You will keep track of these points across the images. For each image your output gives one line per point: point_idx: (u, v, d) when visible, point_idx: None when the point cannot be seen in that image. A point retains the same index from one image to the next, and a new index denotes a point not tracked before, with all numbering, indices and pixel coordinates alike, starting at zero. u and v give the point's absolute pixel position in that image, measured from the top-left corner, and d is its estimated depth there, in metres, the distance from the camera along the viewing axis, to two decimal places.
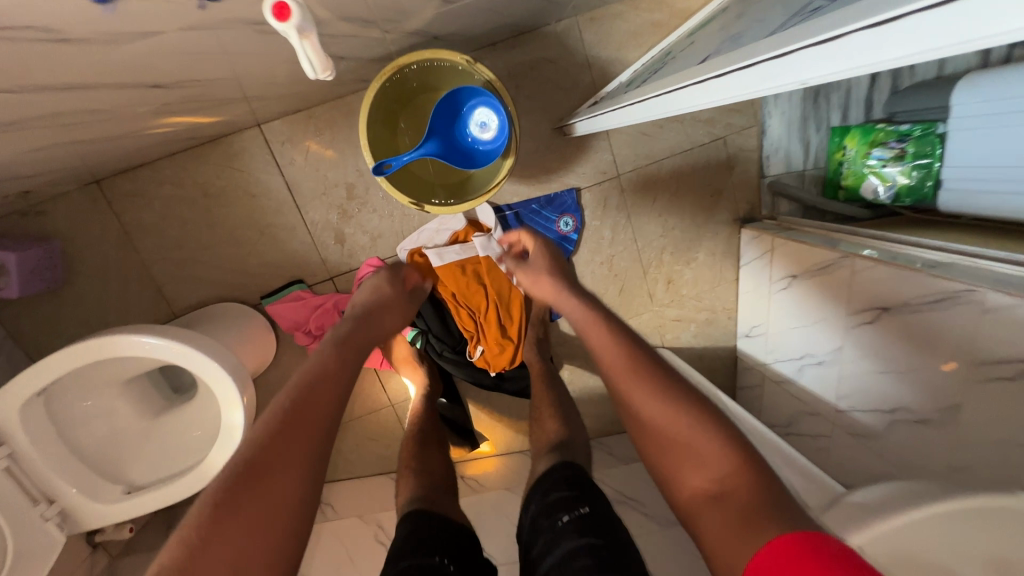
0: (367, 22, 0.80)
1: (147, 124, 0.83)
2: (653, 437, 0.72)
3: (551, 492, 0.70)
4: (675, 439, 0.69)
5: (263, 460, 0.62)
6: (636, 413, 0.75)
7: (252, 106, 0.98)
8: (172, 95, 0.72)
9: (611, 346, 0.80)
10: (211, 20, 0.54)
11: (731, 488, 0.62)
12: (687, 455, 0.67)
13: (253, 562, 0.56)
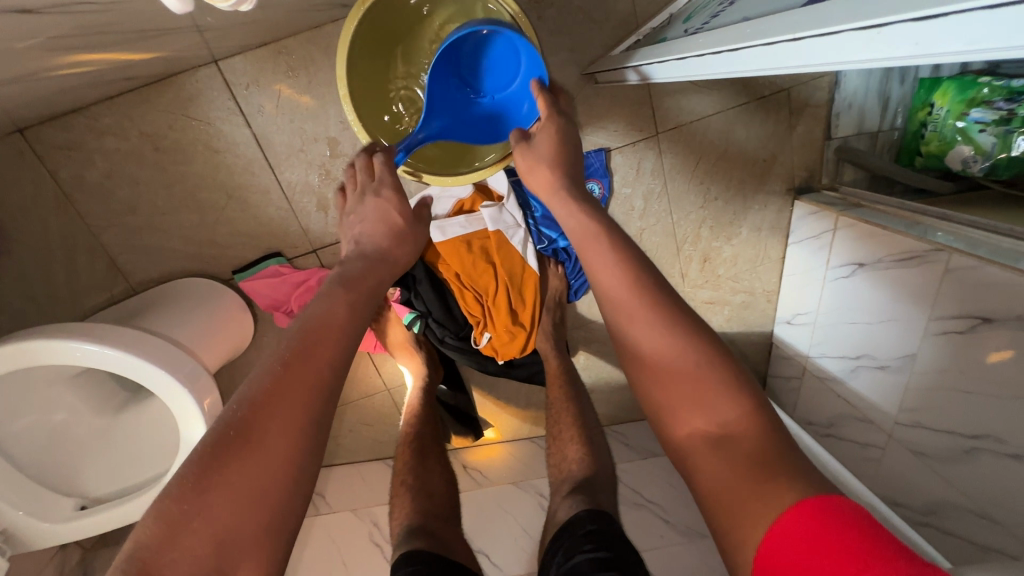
0: None
1: (49, 61, 0.62)
2: (663, 379, 0.47)
3: (573, 553, 0.55)
4: (676, 371, 0.47)
5: (264, 409, 0.43)
6: (630, 331, 0.50)
7: (199, 37, 0.76)
8: (60, 22, 0.51)
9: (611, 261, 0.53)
10: None
11: (743, 434, 0.43)
12: (692, 379, 0.46)
13: (250, 546, 0.39)
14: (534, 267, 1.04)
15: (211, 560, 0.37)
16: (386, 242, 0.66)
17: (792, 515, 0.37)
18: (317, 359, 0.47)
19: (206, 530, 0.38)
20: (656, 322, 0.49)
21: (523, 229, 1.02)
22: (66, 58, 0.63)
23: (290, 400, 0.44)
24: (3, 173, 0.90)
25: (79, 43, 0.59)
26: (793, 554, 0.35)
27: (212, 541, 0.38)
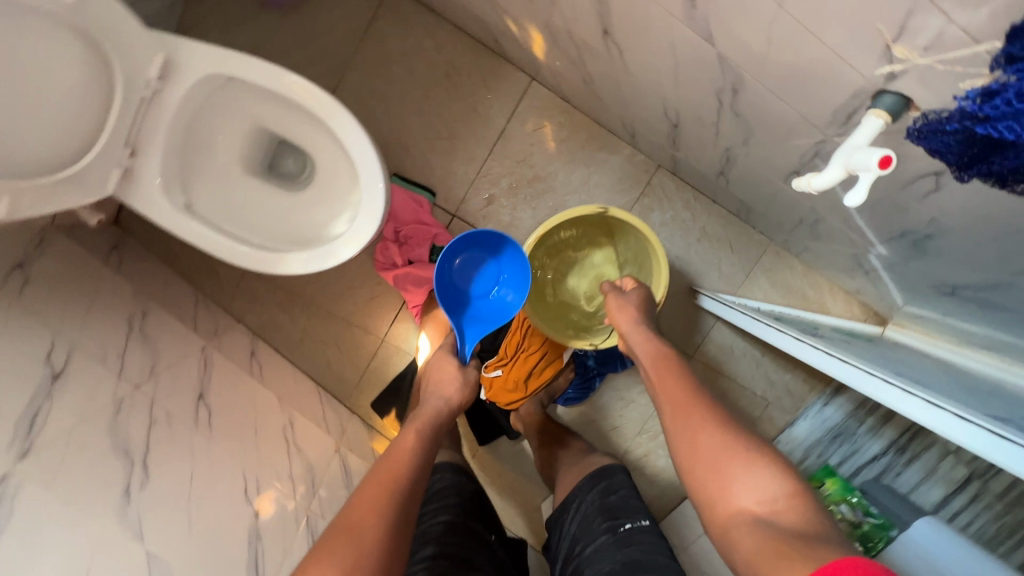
0: (675, 128, 0.92)
1: (500, 10, 0.89)
2: (711, 460, 0.61)
3: (608, 496, 0.82)
4: (721, 464, 0.60)
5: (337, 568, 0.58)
6: (686, 427, 0.67)
7: (554, 71, 1.06)
8: (558, 26, 0.80)
9: (677, 389, 0.73)
10: (688, 59, 0.64)
11: (787, 509, 0.53)
12: (738, 463, 0.59)
13: None
14: (563, 362, 1.25)
15: None
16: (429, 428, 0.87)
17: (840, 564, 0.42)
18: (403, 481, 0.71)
19: None
20: (709, 427, 0.65)
21: None
22: (506, 15, 0.89)
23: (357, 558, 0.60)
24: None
25: (531, 25, 0.86)
26: None
27: None
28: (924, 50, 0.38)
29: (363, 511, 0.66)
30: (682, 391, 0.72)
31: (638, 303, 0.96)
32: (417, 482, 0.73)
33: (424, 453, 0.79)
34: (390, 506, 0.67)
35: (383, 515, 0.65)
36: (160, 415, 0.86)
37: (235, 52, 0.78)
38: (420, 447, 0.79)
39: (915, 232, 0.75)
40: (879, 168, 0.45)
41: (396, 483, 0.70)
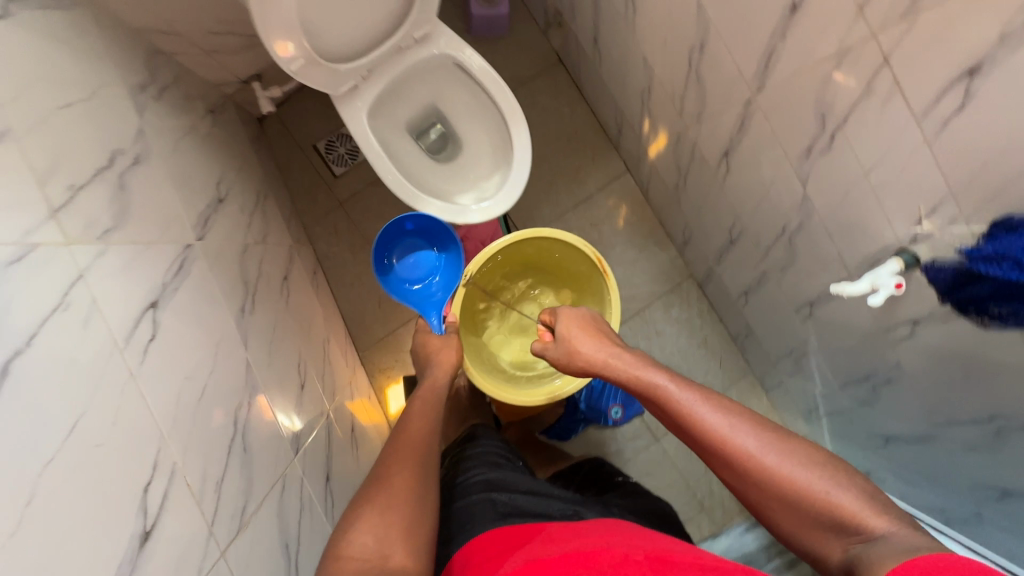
0: (731, 243, 1.21)
1: (644, 111, 1.20)
2: (778, 498, 0.63)
3: (602, 465, 1.13)
4: (786, 504, 0.63)
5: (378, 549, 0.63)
6: (752, 474, 0.65)
7: (651, 171, 1.37)
8: (686, 138, 1.10)
9: (701, 423, 0.69)
10: (778, 192, 0.93)
11: (873, 519, 0.57)
12: (807, 489, 0.61)
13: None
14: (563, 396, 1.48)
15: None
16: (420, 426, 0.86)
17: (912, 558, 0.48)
18: (423, 448, 0.79)
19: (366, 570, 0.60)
20: (763, 466, 0.64)
21: None
22: (647, 116, 1.20)
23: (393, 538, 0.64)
24: (528, 54, 1.46)
25: (664, 130, 1.17)
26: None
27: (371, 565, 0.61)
28: (941, 227, 0.66)
29: (400, 461, 0.75)
30: (722, 430, 0.68)
31: (587, 335, 0.89)
32: (431, 438, 0.83)
33: (433, 419, 0.87)
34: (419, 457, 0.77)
35: (412, 465, 0.75)
36: (263, 272, 0.98)
37: (466, 47, 1.03)
38: (434, 413, 0.88)
39: (878, 378, 1.01)
40: (894, 288, 0.71)
41: (420, 447, 0.79)
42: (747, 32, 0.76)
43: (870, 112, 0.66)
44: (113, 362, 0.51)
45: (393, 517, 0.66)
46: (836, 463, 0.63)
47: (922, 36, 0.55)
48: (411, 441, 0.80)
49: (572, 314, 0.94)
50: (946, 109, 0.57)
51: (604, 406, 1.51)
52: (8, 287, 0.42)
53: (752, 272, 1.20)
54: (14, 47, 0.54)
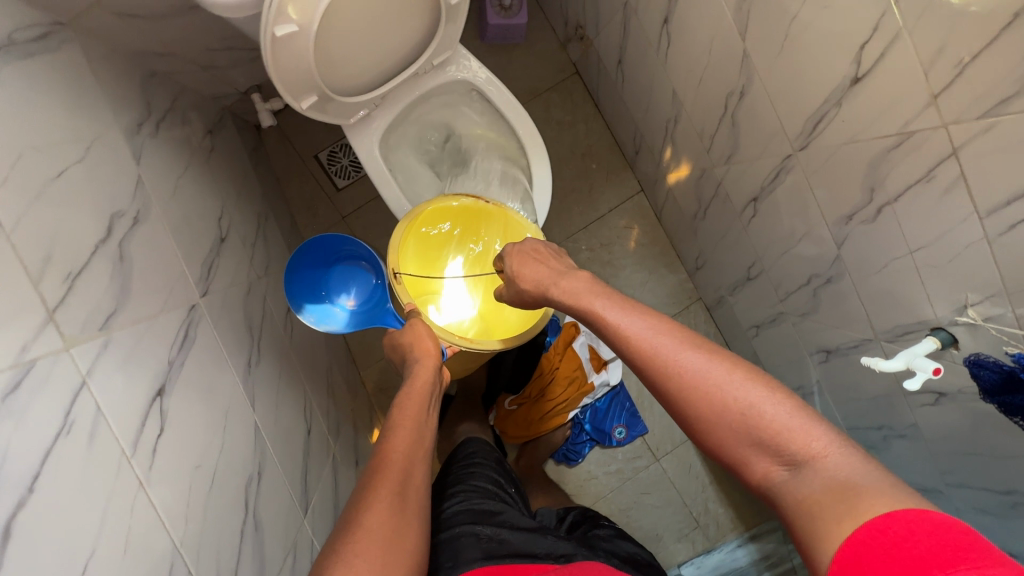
0: (748, 277, 1.18)
1: (666, 139, 1.15)
2: (704, 417, 0.54)
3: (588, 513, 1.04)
4: (717, 421, 0.53)
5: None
6: (672, 387, 0.56)
7: (666, 195, 1.32)
8: (711, 174, 1.06)
9: (630, 338, 0.62)
10: (808, 246, 0.90)
11: (820, 455, 0.48)
12: (727, 405, 0.53)
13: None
14: (567, 418, 1.44)
15: None
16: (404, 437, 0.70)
17: (875, 523, 0.41)
18: (404, 477, 0.64)
19: None
20: (688, 382, 0.56)
21: (591, 400, 1.48)
22: (669, 144, 1.15)
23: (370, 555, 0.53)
24: (543, 66, 1.39)
25: (687, 161, 1.12)
26: (881, 551, 0.40)
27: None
28: (986, 319, 0.64)
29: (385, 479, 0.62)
30: (645, 344, 0.60)
31: (533, 262, 0.81)
32: (417, 462, 0.67)
33: (421, 433, 0.72)
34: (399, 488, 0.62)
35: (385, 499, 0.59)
36: (267, 310, 0.93)
37: (478, 64, 0.96)
38: (420, 426, 0.73)
39: (891, 430, 1.00)
40: (931, 373, 0.69)
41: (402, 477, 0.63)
42: (796, 90, 0.72)
43: (925, 198, 0.62)
44: (121, 476, 0.47)
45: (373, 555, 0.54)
46: (765, 376, 0.54)
47: (999, 139, 0.51)
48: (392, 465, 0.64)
49: (517, 249, 0.84)
50: (1014, 215, 0.54)
51: (607, 426, 1.50)
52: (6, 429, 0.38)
53: (767, 309, 1.18)
54: (3, 115, 0.47)
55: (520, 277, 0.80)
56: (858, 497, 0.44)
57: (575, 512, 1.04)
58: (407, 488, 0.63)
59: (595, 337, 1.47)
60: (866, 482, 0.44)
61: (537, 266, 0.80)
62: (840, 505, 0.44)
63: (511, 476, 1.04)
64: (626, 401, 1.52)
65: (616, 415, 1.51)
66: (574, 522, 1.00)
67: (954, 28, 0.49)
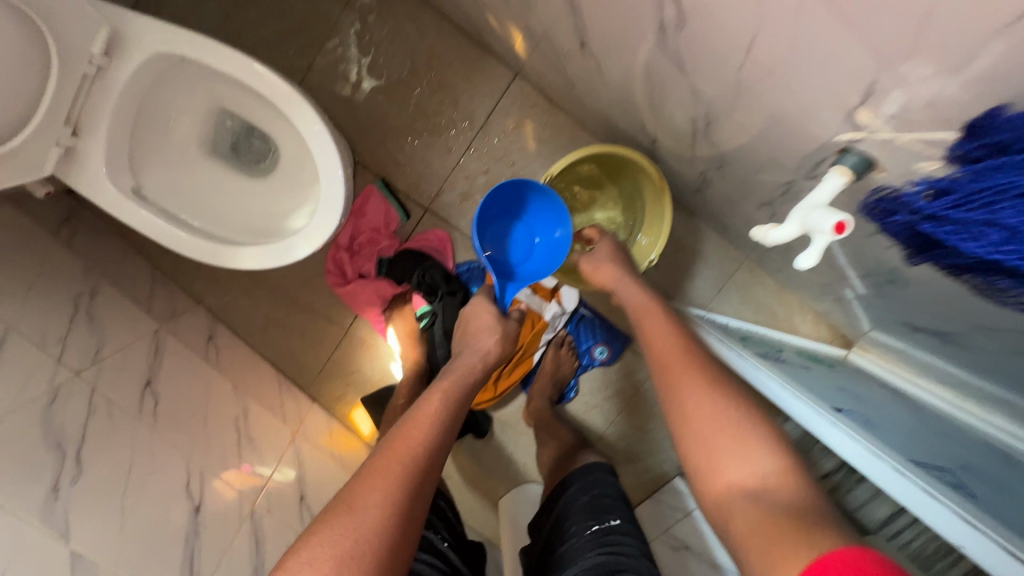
0: (654, 141, 0.89)
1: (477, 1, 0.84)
2: (708, 444, 0.54)
3: (591, 491, 0.90)
4: (722, 445, 0.53)
5: (362, 543, 0.52)
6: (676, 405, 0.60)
7: (533, 71, 1.02)
8: (537, 28, 0.76)
9: (669, 341, 0.68)
10: (665, 84, 0.61)
11: (781, 485, 0.48)
12: (700, 388, 0.59)
13: None
14: (533, 360, 1.31)
15: None
16: (458, 384, 0.75)
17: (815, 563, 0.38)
18: (424, 442, 0.64)
19: None
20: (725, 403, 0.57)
21: (556, 332, 1.30)
22: (488, 12, 0.86)
23: (368, 529, 0.53)
24: None
25: (512, 26, 0.84)
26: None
27: None
28: (888, 118, 0.37)
29: (356, 523, 0.54)
30: (673, 361, 0.64)
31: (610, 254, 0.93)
32: (417, 500, 0.59)
33: (450, 406, 0.71)
34: (392, 534, 0.54)
35: (365, 543, 0.53)
36: (103, 400, 0.83)
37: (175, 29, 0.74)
38: (431, 445, 0.64)
39: (880, 275, 0.73)
40: (834, 235, 0.43)
41: (417, 449, 0.62)
42: None
43: None
44: None
45: None
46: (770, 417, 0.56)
47: None
48: (374, 513, 0.55)
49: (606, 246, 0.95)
50: None
51: (584, 356, 1.32)
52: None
53: (690, 171, 0.89)
54: None
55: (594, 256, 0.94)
56: (799, 516, 0.43)
57: (572, 494, 0.92)
58: (430, 453, 0.63)
59: None
60: (819, 509, 0.44)
61: (604, 250, 0.95)
62: (797, 534, 0.42)
63: (447, 517, 0.94)
64: (595, 318, 1.32)
65: (586, 337, 1.32)
66: (558, 530, 0.88)
67: None
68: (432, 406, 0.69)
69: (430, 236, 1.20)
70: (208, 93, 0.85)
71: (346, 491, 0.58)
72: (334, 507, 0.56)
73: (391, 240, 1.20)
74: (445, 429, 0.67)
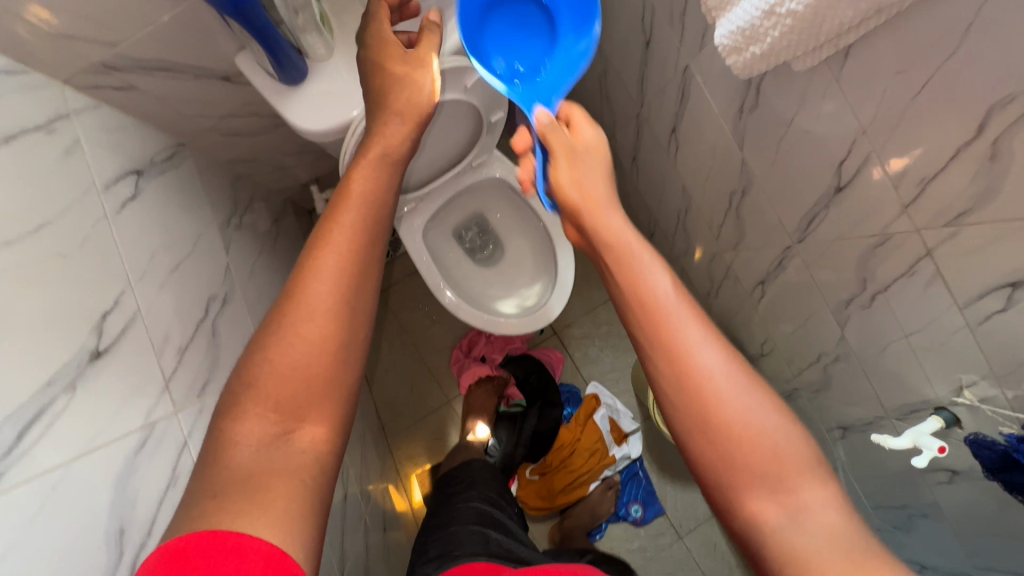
0: (763, 355, 1.24)
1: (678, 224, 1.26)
2: (709, 440, 0.46)
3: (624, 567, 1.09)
4: (737, 465, 0.45)
5: (296, 395, 0.46)
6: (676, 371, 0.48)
7: (680, 275, 1.42)
8: (721, 258, 1.15)
9: (661, 287, 0.51)
10: (815, 328, 0.97)
11: (823, 515, 0.42)
12: (701, 377, 0.47)
13: (288, 415, 0.46)
14: (588, 490, 1.41)
15: (275, 423, 0.45)
16: (379, 170, 0.57)
17: None
18: (360, 265, 0.52)
19: (266, 403, 0.45)
20: (721, 395, 0.47)
21: (612, 473, 1.43)
22: (682, 231, 1.25)
23: (287, 373, 0.47)
24: None
25: (699, 246, 1.22)
26: None
27: (269, 425, 0.45)
28: (982, 400, 0.70)
29: (299, 353, 0.48)
30: (666, 318, 0.50)
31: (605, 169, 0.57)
32: (340, 289, 0.50)
33: (379, 185, 0.57)
34: (338, 331, 0.49)
35: (292, 379, 0.47)
36: None
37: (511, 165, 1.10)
38: (356, 238, 0.52)
39: (916, 509, 1.00)
40: (938, 452, 0.72)
41: (345, 264, 0.51)
42: (786, 191, 0.82)
43: (914, 289, 0.69)
44: None
45: (307, 420, 0.46)
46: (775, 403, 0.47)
47: (967, 244, 0.59)
48: (315, 324, 0.48)
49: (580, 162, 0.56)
50: (988, 306, 0.61)
51: (620, 510, 1.42)
52: (138, 480, 0.55)
53: (783, 386, 1.22)
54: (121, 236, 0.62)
55: (578, 177, 0.56)
56: (850, 553, 0.40)
57: (602, 556, 1.09)
58: (347, 247, 0.52)
59: (616, 409, 1.46)
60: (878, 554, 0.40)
61: (592, 156, 0.57)
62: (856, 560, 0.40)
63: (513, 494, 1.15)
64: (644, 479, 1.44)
65: (627, 493, 1.43)
66: (597, 561, 1.04)
67: (915, 157, 0.59)
68: (349, 215, 0.53)
69: (551, 353, 1.49)
70: (486, 203, 1.21)
71: (279, 301, 0.49)
72: (269, 326, 0.48)
73: (520, 342, 1.47)
74: (373, 212, 0.55)
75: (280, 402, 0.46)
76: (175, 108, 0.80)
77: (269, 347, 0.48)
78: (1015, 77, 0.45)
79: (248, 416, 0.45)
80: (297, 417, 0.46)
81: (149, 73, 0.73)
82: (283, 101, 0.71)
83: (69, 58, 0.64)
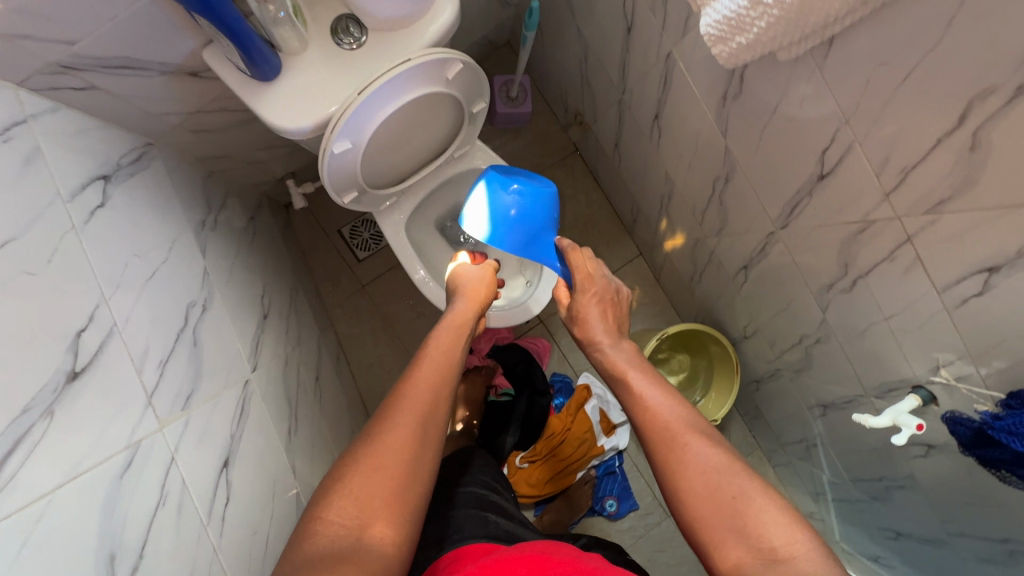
0: (746, 337, 1.26)
1: (661, 210, 1.26)
2: (711, 509, 0.57)
3: None
4: (731, 531, 0.55)
5: (366, 487, 0.55)
6: (670, 466, 0.62)
7: (663, 260, 1.43)
8: (704, 244, 1.16)
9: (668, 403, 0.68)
10: (797, 311, 0.99)
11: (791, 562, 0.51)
12: (706, 472, 0.59)
13: (357, 512, 0.53)
14: (574, 479, 1.43)
15: (352, 517, 0.53)
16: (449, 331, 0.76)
17: None
18: (432, 400, 0.64)
19: (347, 498, 0.54)
20: (725, 483, 0.58)
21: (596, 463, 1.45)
22: (665, 217, 1.26)
23: (366, 472, 0.56)
24: (548, 149, 1.54)
25: (682, 232, 1.23)
26: None
27: (345, 521, 0.52)
28: (957, 378, 0.72)
29: (378, 471, 0.56)
30: (675, 424, 0.64)
31: None
32: (428, 424, 0.62)
33: (451, 349, 0.73)
34: (413, 448, 0.59)
35: (368, 476, 0.55)
36: (300, 382, 1.02)
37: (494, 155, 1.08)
38: (438, 386, 0.66)
39: (891, 481, 1.05)
40: (916, 429, 0.75)
41: (425, 399, 0.63)
42: (769, 179, 0.83)
43: (894, 274, 0.71)
44: (201, 541, 0.64)
45: (374, 523, 0.53)
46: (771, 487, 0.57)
47: (947, 230, 0.60)
48: (395, 446, 0.58)
49: None
50: (965, 290, 0.63)
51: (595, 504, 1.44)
52: (124, 503, 0.56)
53: (765, 367, 1.25)
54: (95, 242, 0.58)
55: None
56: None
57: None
58: (434, 387, 0.65)
59: (605, 400, 1.48)
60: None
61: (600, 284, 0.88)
62: None
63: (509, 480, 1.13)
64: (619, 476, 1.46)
65: (602, 488, 1.45)
66: None
67: (896, 147, 0.60)
68: (436, 362, 0.69)
69: (538, 342, 1.49)
70: None
71: (365, 435, 0.59)
72: (360, 438, 0.59)
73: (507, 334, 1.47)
74: (448, 364, 0.70)
75: (356, 499, 0.54)
76: (141, 107, 0.76)
77: (359, 449, 0.58)
78: (995, 69, 0.46)
79: (329, 506, 0.53)
80: (360, 512, 0.53)
81: (113, 71, 0.69)
82: (255, 98, 0.70)
83: (26, 59, 0.60)
